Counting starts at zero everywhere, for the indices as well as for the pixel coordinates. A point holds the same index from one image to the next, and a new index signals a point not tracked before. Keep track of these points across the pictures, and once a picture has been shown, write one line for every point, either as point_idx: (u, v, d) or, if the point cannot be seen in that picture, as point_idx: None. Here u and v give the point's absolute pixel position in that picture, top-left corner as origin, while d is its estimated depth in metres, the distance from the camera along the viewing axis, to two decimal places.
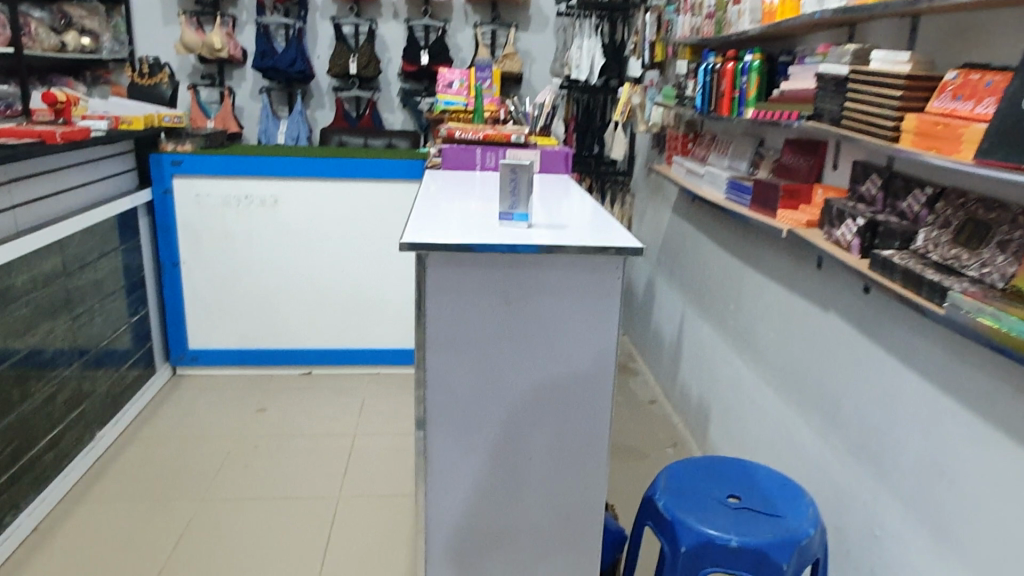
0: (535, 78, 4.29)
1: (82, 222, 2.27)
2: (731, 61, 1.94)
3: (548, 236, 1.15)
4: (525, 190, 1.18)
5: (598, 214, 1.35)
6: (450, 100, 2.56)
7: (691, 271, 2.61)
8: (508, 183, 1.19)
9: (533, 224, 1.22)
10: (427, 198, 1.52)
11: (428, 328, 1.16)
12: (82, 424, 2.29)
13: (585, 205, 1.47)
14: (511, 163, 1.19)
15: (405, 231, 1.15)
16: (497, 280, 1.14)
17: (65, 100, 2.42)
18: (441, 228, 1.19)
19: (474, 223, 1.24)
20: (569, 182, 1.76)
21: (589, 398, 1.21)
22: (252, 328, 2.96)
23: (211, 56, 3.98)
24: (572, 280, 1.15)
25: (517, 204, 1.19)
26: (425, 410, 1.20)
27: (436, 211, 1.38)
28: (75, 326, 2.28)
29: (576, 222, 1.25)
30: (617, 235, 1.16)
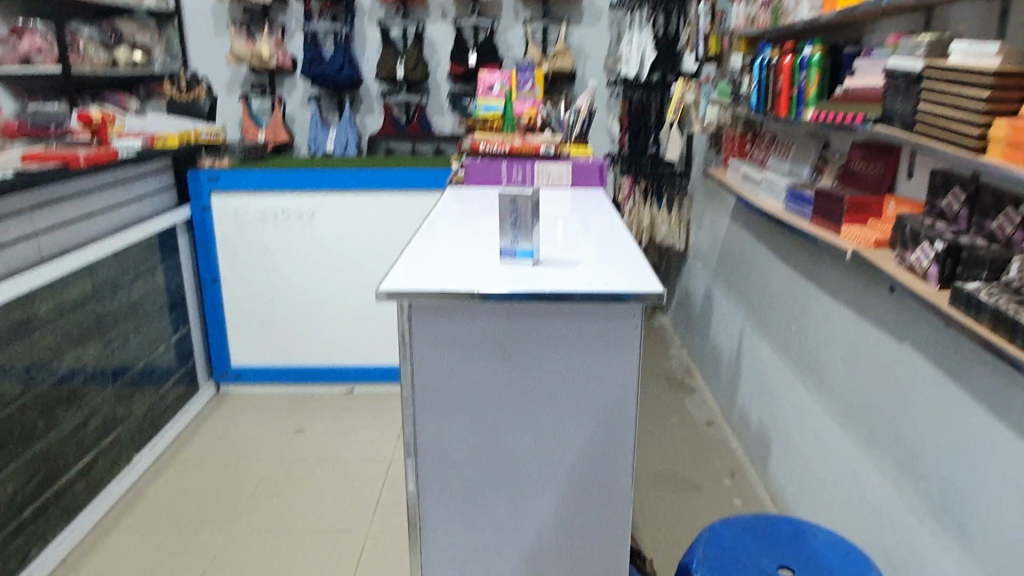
0: (588, 75, 4.09)
1: (113, 245, 2.23)
2: (788, 55, 1.72)
3: (556, 278, 0.99)
4: (530, 224, 1.02)
5: (623, 243, 1.18)
6: (490, 104, 2.41)
7: (751, 284, 2.38)
8: (507, 215, 1.03)
9: (540, 261, 1.06)
10: (439, 219, 1.38)
11: (417, 384, 1.04)
12: (117, 448, 2.26)
13: (612, 230, 1.30)
14: (512, 192, 1.01)
15: (390, 271, 1.01)
16: (493, 330, 1.01)
17: (102, 121, 2.38)
18: (435, 264, 1.05)
19: (474, 257, 1.09)
20: (601, 201, 1.60)
21: (607, 461, 1.07)
22: (292, 345, 2.89)
23: (260, 66, 3.95)
24: (579, 331, 1.01)
25: (520, 240, 1.03)
26: (417, 472, 1.08)
27: (440, 235, 1.23)
28: (108, 350, 2.24)
29: (594, 257, 1.09)
30: (636, 276, 1.00)
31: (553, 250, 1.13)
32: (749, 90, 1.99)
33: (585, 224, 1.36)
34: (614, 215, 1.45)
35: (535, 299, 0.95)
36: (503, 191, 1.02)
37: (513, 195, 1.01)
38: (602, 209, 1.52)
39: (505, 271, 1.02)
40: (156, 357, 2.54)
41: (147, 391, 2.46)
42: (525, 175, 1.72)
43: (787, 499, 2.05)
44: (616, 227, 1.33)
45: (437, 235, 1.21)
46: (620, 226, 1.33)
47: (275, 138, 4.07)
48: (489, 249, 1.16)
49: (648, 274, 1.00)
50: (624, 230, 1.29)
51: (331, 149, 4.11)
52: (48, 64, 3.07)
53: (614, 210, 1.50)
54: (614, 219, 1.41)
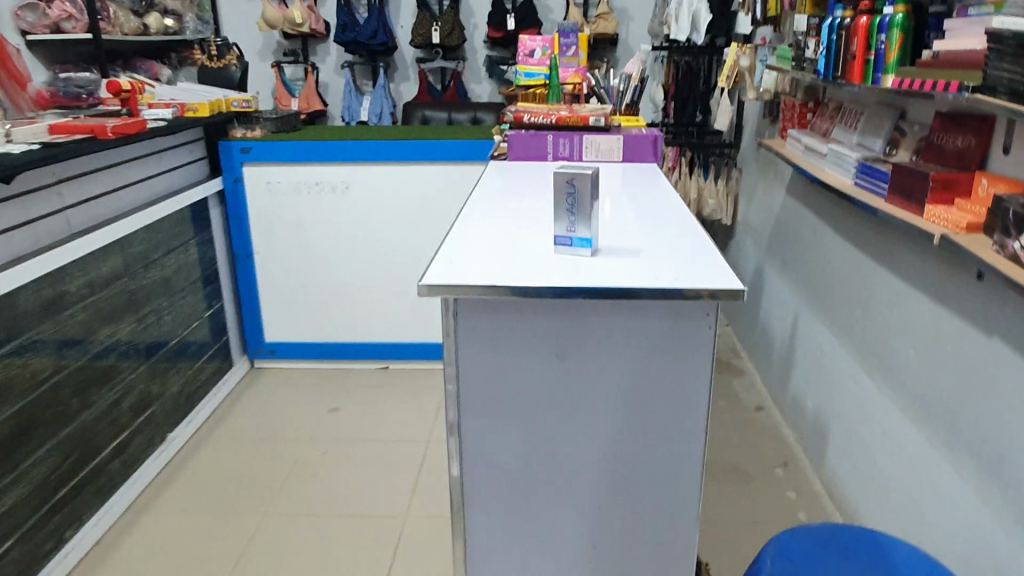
0: (632, 38, 3.90)
1: (144, 218, 2.17)
2: (864, 14, 1.56)
3: (617, 271, 0.88)
4: (589, 208, 0.91)
5: (688, 227, 1.06)
6: (530, 71, 2.29)
7: (809, 264, 2.24)
8: (565, 199, 0.92)
9: (598, 251, 0.95)
10: (481, 199, 1.27)
11: (466, 382, 1.02)
12: (151, 427, 2.22)
13: (673, 212, 1.17)
14: (568, 172, 0.91)
15: (430, 264, 0.91)
16: (544, 330, 0.99)
17: (131, 88, 2.29)
18: (481, 254, 0.95)
19: (523, 246, 0.98)
20: (657, 176, 1.48)
21: (662, 463, 1.04)
22: (328, 321, 2.83)
23: (293, 31, 3.84)
24: (637, 332, 0.98)
25: (577, 227, 0.92)
26: (464, 470, 1.07)
27: (482, 220, 1.12)
28: (142, 328, 2.19)
29: (659, 245, 0.97)
30: (709, 268, 0.88)
31: (610, 237, 1.01)
32: (815, 55, 1.83)
33: (643, 204, 1.24)
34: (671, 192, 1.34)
35: (598, 297, 0.84)
36: (557, 172, 0.91)
37: (570, 175, 0.90)
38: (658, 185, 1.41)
39: (559, 263, 0.91)
40: (190, 333, 2.49)
41: (181, 368, 2.42)
42: (571, 149, 1.61)
43: (847, 493, 1.93)
44: (676, 207, 1.21)
45: (481, 219, 1.12)
46: (680, 207, 1.21)
47: (308, 106, 3.99)
48: (542, 233, 1.05)
49: (723, 267, 0.89)
50: (687, 211, 1.16)
51: (365, 118, 4.00)
52: (78, 31, 3.00)
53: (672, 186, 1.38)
54: (673, 197, 1.30)
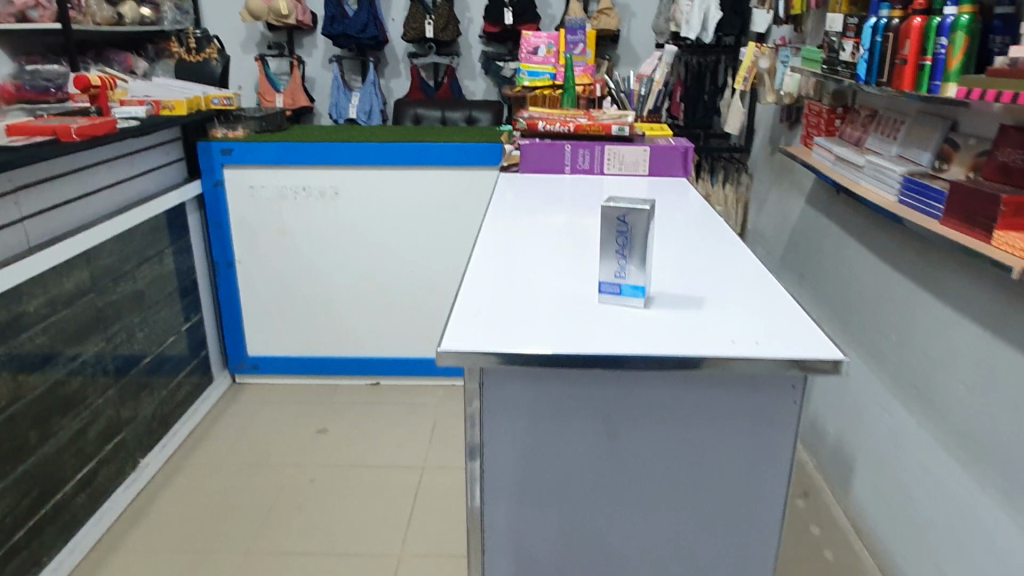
0: (634, 35, 3.74)
1: (113, 228, 1.98)
2: (918, 15, 1.41)
3: (681, 330, 0.73)
4: (644, 250, 0.76)
5: (753, 272, 0.90)
6: (535, 70, 2.16)
7: (833, 281, 2.10)
8: (613, 237, 0.76)
9: (649, 303, 0.79)
10: (491, 236, 1.10)
11: (492, 451, 0.94)
12: (122, 454, 2.04)
13: (725, 249, 1.01)
14: (619, 207, 0.75)
15: (448, 320, 0.75)
16: (589, 401, 0.91)
17: (100, 85, 2.11)
18: (509, 306, 0.79)
19: (558, 296, 0.82)
20: (693, 197, 1.33)
21: (703, 542, 0.98)
22: (314, 334, 2.65)
23: (278, 23, 3.64)
24: (686, 405, 0.91)
25: (627, 273, 0.77)
26: (486, 542, 1.00)
27: (500, 261, 0.96)
28: (112, 347, 2.00)
29: (723, 295, 0.82)
30: (793, 329, 0.73)
31: (661, 282, 0.85)
32: (853, 58, 1.66)
33: (686, 236, 1.08)
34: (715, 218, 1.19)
35: (661, 366, 0.69)
36: (605, 207, 0.75)
37: (622, 210, 0.75)
38: (697, 209, 1.25)
39: (606, 319, 0.76)
40: (165, 349, 2.31)
41: (155, 387, 2.23)
42: (592, 161, 1.45)
43: (878, 531, 1.79)
44: (727, 241, 1.05)
45: (503, 260, 0.96)
46: (732, 239, 1.05)
47: (293, 102, 3.79)
48: (578, 279, 0.90)
49: (809, 327, 0.74)
50: (745, 248, 1.00)
51: (354, 115, 3.81)
52: (45, 20, 2.81)
53: (713, 210, 1.23)
54: (717, 227, 1.14)
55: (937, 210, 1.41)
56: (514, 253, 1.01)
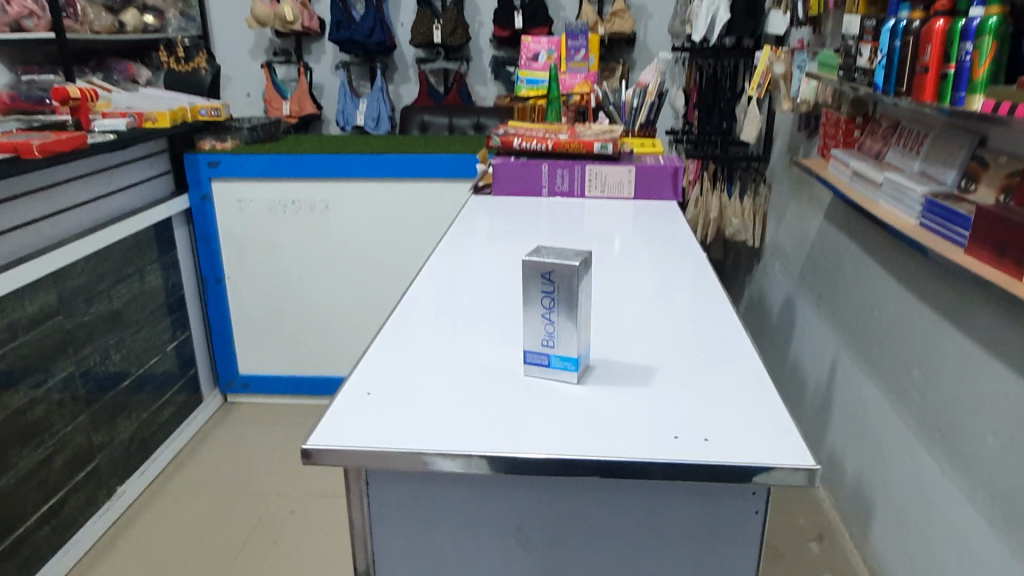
0: (651, 38, 3.58)
1: (85, 247, 1.89)
2: (941, 18, 1.25)
3: (616, 421, 0.61)
4: (574, 314, 0.62)
5: (728, 339, 0.77)
6: (534, 77, 2.04)
7: (852, 305, 1.93)
8: (541, 300, 0.63)
9: (582, 378, 0.67)
10: (436, 276, 0.97)
11: (390, 562, 0.79)
12: (93, 482, 1.95)
13: (702, 306, 0.88)
14: (544, 260, 0.62)
15: (334, 403, 0.64)
16: (503, 506, 0.75)
17: (80, 96, 2.02)
18: (416, 381, 0.68)
19: (482, 365, 0.70)
20: (683, 230, 1.19)
21: None
22: (306, 353, 2.55)
23: (284, 29, 3.55)
24: (622, 514, 0.74)
25: (557, 341, 0.64)
26: None
27: (432, 312, 0.84)
28: (82, 371, 1.91)
29: (681, 371, 0.69)
30: (760, 421, 0.61)
31: (609, 351, 0.73)
32: (872, 64, 1.50)
33: (662, 288, 0.95)
34: (703, 262, 1.06)
35: (583, 472, 0.57)
36: (528, 260, 0.62)
37: (549, 264, 0.61)
38: (684, 248, 1.12)
39: (528, 401, 0.64)
40: (149, 369, 2.22)
41: (135, 410, 2.14)
42: (571, 182, 1.34)
43: None
44: (709, 295, 0.92)
45: (438, 309, 0.84)
46: (719, 295, 0.92)
47: (299, 110, 3.71)
48: (516, 334, 0.77)
49: (776, 419, 0.61)
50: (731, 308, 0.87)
51: (361, 123, 3.72)
52: (41, 29, 2.71)
53: (700, 250, 1.10)
54: (703, 275, 1.01)
55: (959, 240, 1.26)
56: (454, 296, 0.89)
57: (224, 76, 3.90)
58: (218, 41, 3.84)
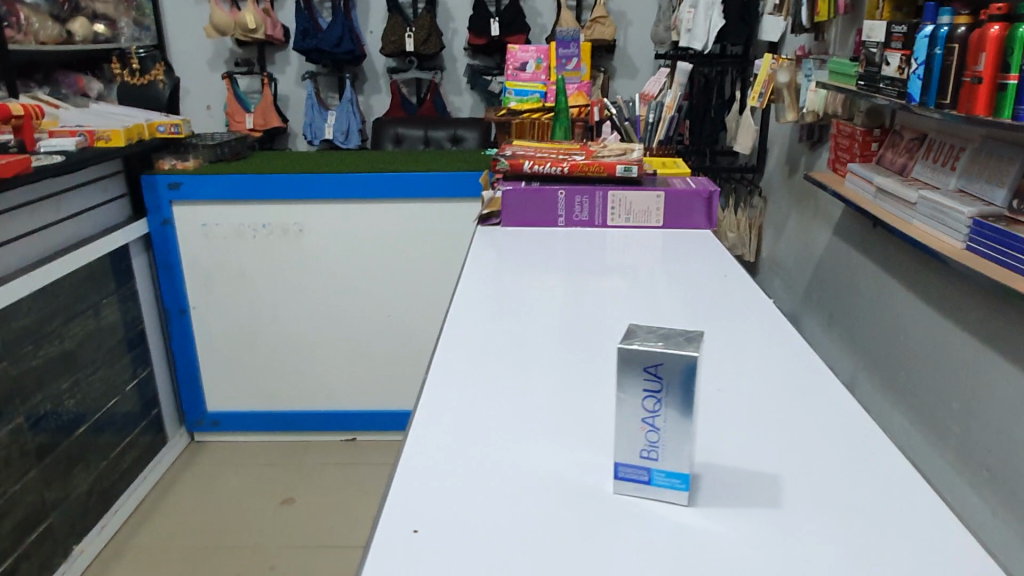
0: (630, 45, 3.47)
1: (31, 282, 1.68)
2: (993, 23, 1.14)
3: (752, 569, 0.47)
4: (687, 420, 0.49)
5: (845, 426, 0.64)
6: (522, 89, 1.91)
7: (870, 328, 1.82)
8: (643, 412, 0.50)
9: (693, 498, 0.54)
10: (455, 347, 0.82)
11: None
12: (48, 544, 1.71)
13: (789, 373, 0.74)
14: (649, 349, 0.48)
15: (368, 554, 0.49)
16: None
17: (24, 113, 1.83)
18: (476, 508, 0.53)
19: (558, 482, 0.56)
20: (732, 269, 1.06)
21: None
22: (281, 387, 2.36)
23: (247, 38, 3.36)
24: None
25: (663, 456, 0.52)
26: None
27: (469, 399, 0.69)
28: (33, 420, 1.68)
29: (807, 482, 0.56)
30: (939, 562, 0.48)
31: (708, 451, 0.60)
32: (902, 73, 1.39)
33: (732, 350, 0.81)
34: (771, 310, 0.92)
35: None
36: (624, 348, 0.49)
37: (654, 354, 0.48)
38: (741, 292, 0.99)
39: (632, 541, 0.50)
40: (109, 412, 2.00)
41: (94, 458, 1.91)
42: (592, 211, 1.21)
43: None
44: (793, 356, 0.78)
45: (476, 392, 0.71)
46: (810, 355, 0.78)
47: (264, 123, 3.51)
48: (583, 428, 0.64)
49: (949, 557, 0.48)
50: (823, 374, 0.74)
51: (331, 136, 3.52)
52: None
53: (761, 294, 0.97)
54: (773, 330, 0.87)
55: (1008, 266, 1.16)
56: (488, 371, 0.75)
57: (182, 88, 3.67)
58: (175, 51, 3.62)
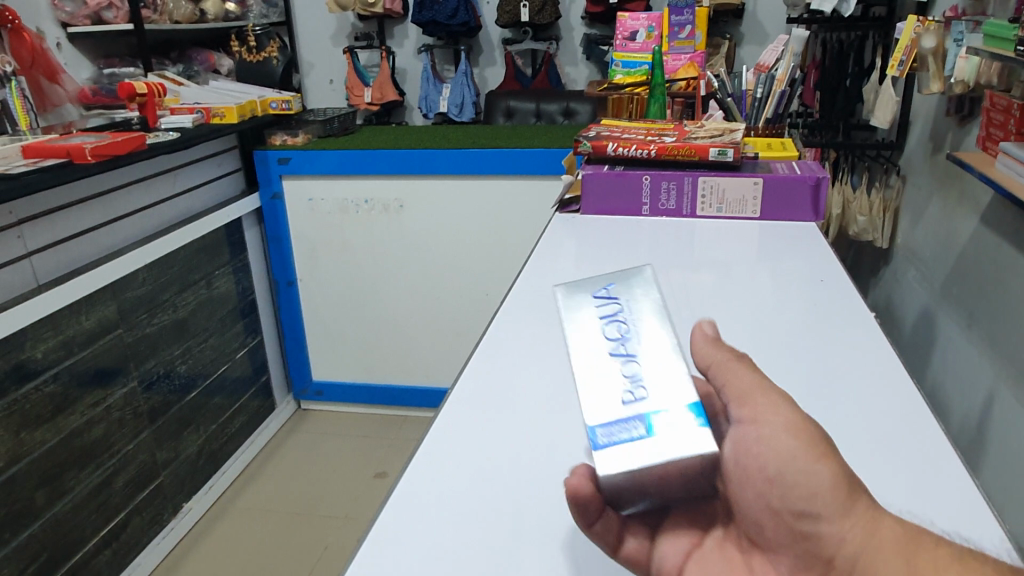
0: (761, 9, 3.21)
1: (148, 254, 1.77)
2: None
3: None
4: (658, 332, 0.48)
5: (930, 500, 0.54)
6: (630, 60, 1.79)
7: (1015, 334, 1.59)
8: (604, 338, 0.49)
9: None
10: (490, 363, 0.78)
11: None
12: (159, 501, 1.83)
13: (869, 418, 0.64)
14: (594, 281, 0.53)
15: None
16: None
17: (147, 91, 1.90)
18: (444, 558, 0.55)
19: (542, 545, 0.56)
20: (833, 270, 0.94)
21: None
22: (381, 361, 2.41)
23: (366, 12, 3.39)
24: None
25: (655, 393, 0.45)
26: None
27: (487, 429, 0.68)
28: (147, 385, 1.78)
29: None
30: None
31: None
32: None
33: (814, 383, 0.71)
34: (875, 330, 0.80)
35: None
36: (569, 339, 0.50)
37: (601, 279, 0.53)
38: (843, 302, 0.86)
39: None
40: (219, 377, 2.10)
41: (203, 421, 2.01)
42: (678, 200, 1.12)
43: None
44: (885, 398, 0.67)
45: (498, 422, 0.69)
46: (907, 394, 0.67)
47: (381, 96, 3.55)
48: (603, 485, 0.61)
49: None
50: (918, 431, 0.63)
51: (444, 109, 3.52)
52: (120, 21, 2.61)
53: (867, 305, 0.84)
54: (870, 356, 0.75)
55: None
56: (517, 395, 0.72)
57: (307, 63, 3.78)
58: (301, 26, 3.72)
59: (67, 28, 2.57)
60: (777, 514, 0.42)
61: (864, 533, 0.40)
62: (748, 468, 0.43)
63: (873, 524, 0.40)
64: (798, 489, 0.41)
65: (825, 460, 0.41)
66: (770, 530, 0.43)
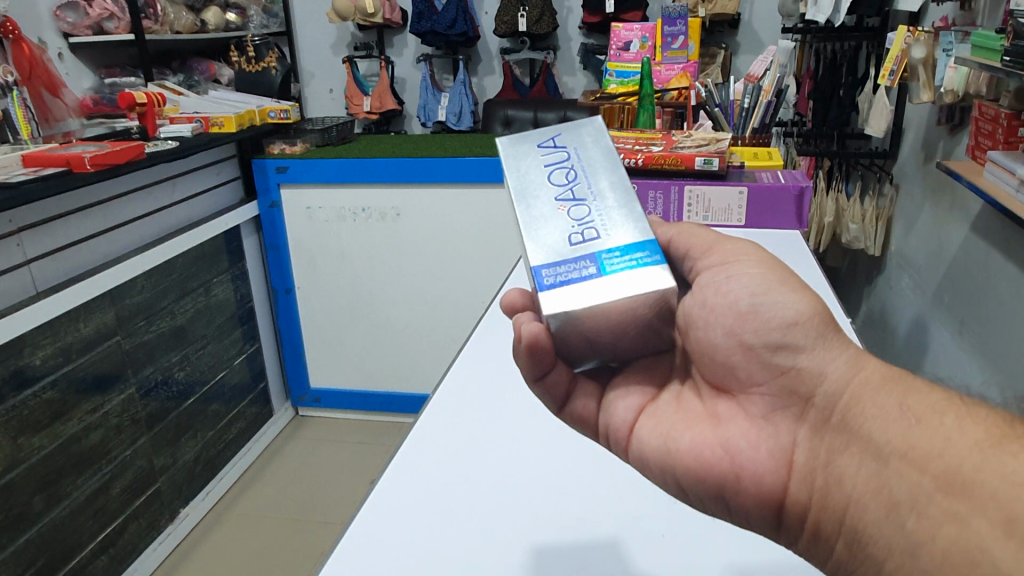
0: (756, 19, 3.24)
1: (148, 260, 1.79)
2: None
3: None
4: (598, 177, 0.59)
5: None
6: (624, 70, 1.82)
7: (1005, 341, 1.60)
8: (553, 179, 0.59)
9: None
10: (439, 428, 0.87)
11: None
12: (155, 506, 1.84)
13: None
14: (544, 134, 0.64)
15: None
16: None
17: (147, 101, 1.93)
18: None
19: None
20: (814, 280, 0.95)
21: None
22: (378, 368, 2.42)
23: (365, 22, 3.42)
24: None
25: (602, 233, 0.55)
26: None
27: (435, 482, 0.77)
28: (145, 390, 1.80)
29: None
30: None
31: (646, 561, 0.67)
32: None
33: None
34: None
35: None
36: (517, 188, 0.59)
37: (550, 132, 0.63)
38: None
39: None
40: (217, 384, 2.12)
41: (199, 428, 2.03)
42: (664, 207, 1.16)
43: None
44: None
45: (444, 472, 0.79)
46: None
47: (380, 106, 3.57)
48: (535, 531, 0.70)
49: None
50: None
51: (443, 118, 3.55)
52: (122, 31, 2.64)
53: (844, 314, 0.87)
54: None
55: None
56: (466, 452, 0.82)
57: (308, 73, 3.81)
58: (301, 36, 3.75)
59: (68, 38, 2.60)
60: (752, 351, 0.51)
61: (846, 369, 0.48)
62: (715, 305, 0.53)
63: (857, 365, 0.48)
64: (769, 321, 0.51)
65: (799, 297, 0.51)
66: (743, 369, 0.52)
